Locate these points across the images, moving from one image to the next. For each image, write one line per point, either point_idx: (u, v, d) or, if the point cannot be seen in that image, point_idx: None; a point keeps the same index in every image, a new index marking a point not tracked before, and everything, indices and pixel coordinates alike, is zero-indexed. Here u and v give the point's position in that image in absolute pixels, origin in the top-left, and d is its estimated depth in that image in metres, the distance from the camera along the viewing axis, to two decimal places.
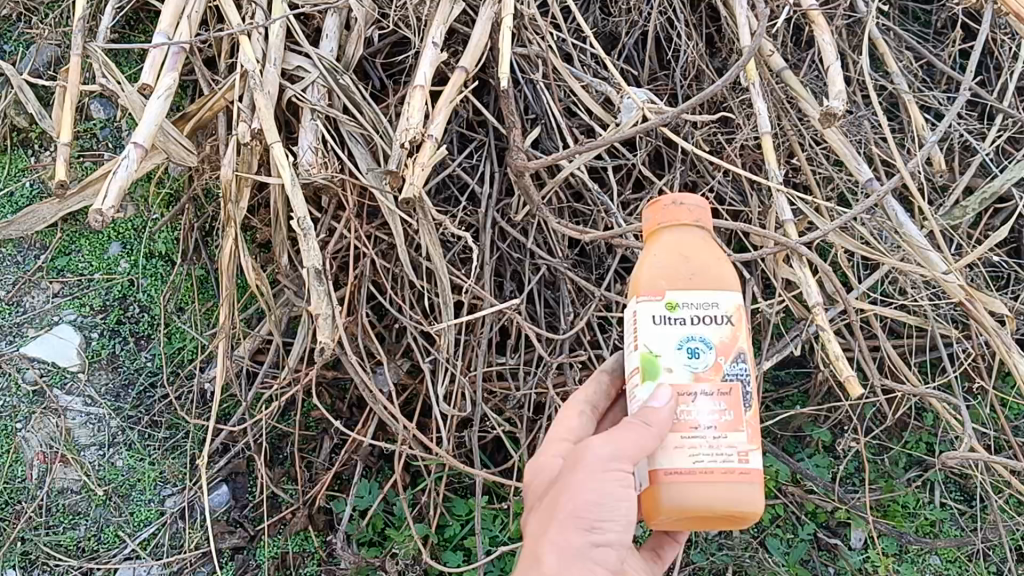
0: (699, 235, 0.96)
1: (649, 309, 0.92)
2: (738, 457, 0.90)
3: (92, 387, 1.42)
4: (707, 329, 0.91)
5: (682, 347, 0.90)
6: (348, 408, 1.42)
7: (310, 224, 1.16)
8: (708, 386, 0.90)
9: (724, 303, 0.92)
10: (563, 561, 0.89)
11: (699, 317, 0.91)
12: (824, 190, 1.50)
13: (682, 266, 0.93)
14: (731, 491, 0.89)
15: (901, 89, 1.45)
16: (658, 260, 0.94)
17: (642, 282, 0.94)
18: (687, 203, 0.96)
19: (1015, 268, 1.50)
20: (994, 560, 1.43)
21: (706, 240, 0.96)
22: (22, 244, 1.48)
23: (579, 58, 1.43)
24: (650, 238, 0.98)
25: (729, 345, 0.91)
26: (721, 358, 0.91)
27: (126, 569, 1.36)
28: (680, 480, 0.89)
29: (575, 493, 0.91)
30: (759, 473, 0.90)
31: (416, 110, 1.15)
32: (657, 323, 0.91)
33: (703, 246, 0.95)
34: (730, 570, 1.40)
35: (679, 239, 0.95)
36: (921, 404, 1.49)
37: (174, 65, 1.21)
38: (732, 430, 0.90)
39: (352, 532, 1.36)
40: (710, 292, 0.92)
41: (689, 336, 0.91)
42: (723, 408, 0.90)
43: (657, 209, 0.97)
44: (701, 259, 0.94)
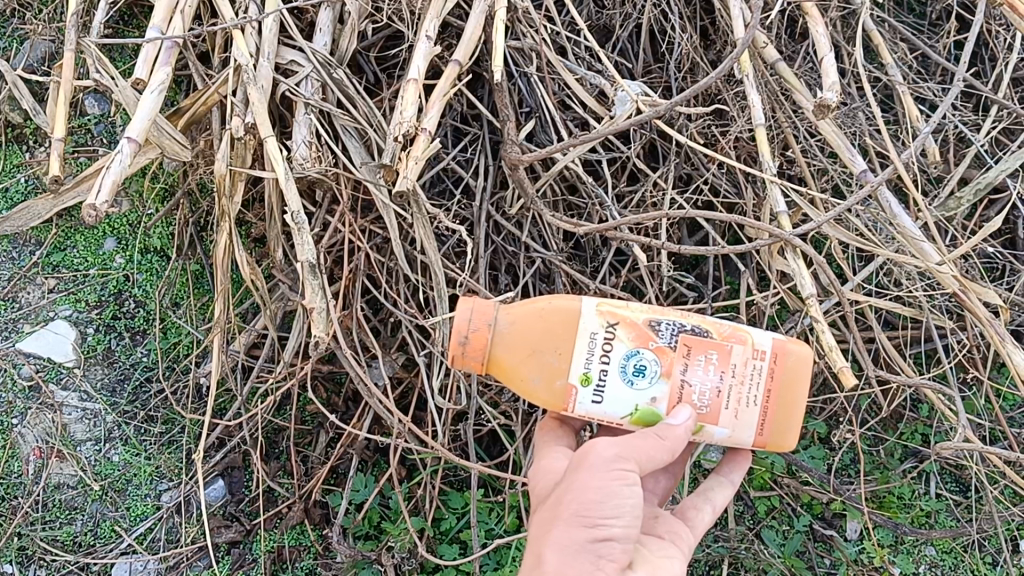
0: (503, 327, 0.97)
1: (585, 402, 0.96)
2: (757, 360, 0.96)
3: (88, 382, 1.42)
4: (618, 352, 0.95)
5: (634, 381, 0.95)
6: (344, 402, 1.42)
7: (304, 219, 1.16)
8: (681, 364, 0.96)
9: (592, 327, 0.96)
10: (563, 559, 0.88)
11: (602, 359, 0.95)
12: (818, 181, 1.50)
13: (545, 355, 0.96)
14: (786, 378, 0.97)
15: (896, 80, 1.45)
16: (532, 378, 0.97)
17: (551, 400, 0.96)
18: (468, 332, 0.96)
19: (1009, 258, 1.50)
20: (988, 550, 1.44)
21: (510, 315, 0.97)
22: (16, 240, 1.46)
23: (573, 50, 1.42)
24: (491, 371, 0.98)
25: (643, 335, 0.96)
26: (653, 345, 0.96)
27: (123, 563, 1.36)
28: (769, 423, 0.97)
29: (578, 491, 0.90)
30: (774, 342, 0.97)
31: (410, 104, 1.15)
32: (602, 398, 0.95)
33: (519, 326, 0.97)
34: (725, 561, 1.41)
35: (511, 346, 0.97)
36: (916, 396, 1.49)
37: (167, 60, 1.19)
38: (728, 358, 0.96)
39: (348, 526, 1.36)
40: (581, 340, 0.95)
41: (623, 370, 0.95)
42: (704, 358, 0.96)
43: (463, 361, 0.97)
44: (540, 330, 0.97)
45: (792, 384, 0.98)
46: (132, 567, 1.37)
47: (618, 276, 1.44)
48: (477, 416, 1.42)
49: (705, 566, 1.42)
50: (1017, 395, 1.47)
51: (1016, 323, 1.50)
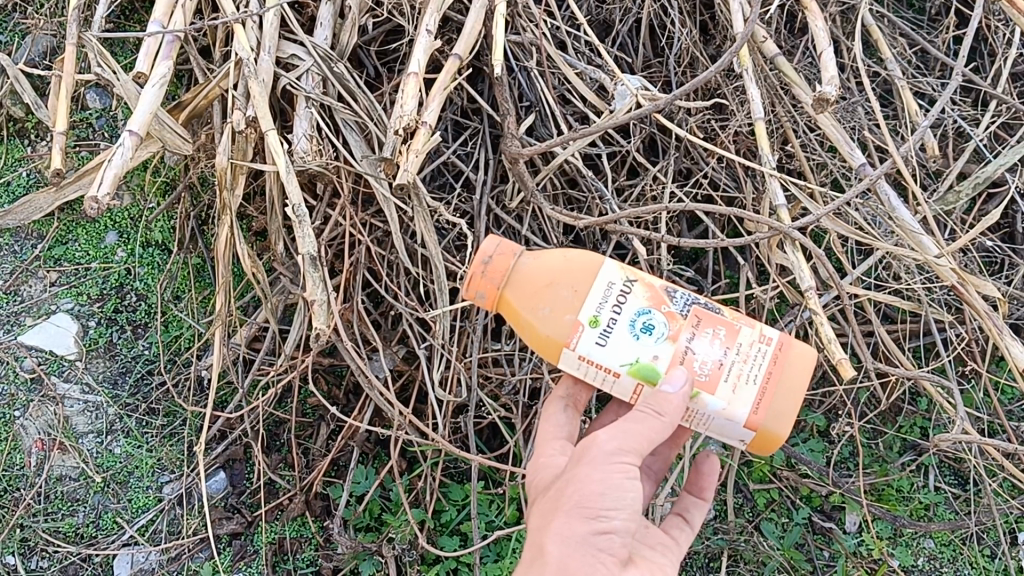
0: (527, 264, 0.99)
1: (587, 342, 0.93)
2: (763, 344, 0.95)
3: (90, 375, 1.43)
4: (632, 303, 0.94)
5: (641, 335, 0.93)
6: (345, 394, 1.43)
7: (305, 211, 1.16)
8: (688, 331, 0.94)
9: (613, 277, 0.95)
10: (567, 550, 0.90)
11: (615, 305, 0.94)
12: (818, 176, 1.50)
13: (559, 292, 0.96)
14: (789, 369, 0.95)
15: (895, 75, 1.46)
16: (542, 309, 0.96)
17: (554, 336, 0.95)
18: (493, 254, 0.98)
19: (1008, 252, 1.51)
20: (986, 543, 1.44)
21: (536, 258, 1.00)
22: (19, 233, 1.47)
23: (573, 45, 1.43)
24: (502, 305, 1.00)
25: (658, 296, 0.95)
26: (665, 308, 0.95)
27: (125, 554, 1.37)
28: (767, 404, 0.93)
29: (581, 484, 0.92)
30: (783, 334, 0.96)
31: (410, 97, 1.15)
32: (606, 342, 0.93)
33: (543, 265, 0.99)
34: (725, 554, 1.41)
35: (527, 281, 0.98)
36: (915, 389, 1.49)
37: (168, 54, 1.20)
38: (735, 335, 0.95)
39: (349, 518, 1.37)
40: (598, 284, 0.95)
41: (632, 321, 0.93)
42: (711, 332, 0.95)
43: (478, 282, 0.98)
44: (561, 272, 0.98)
45: (794, 380, 0.95)
46: (134, 559, 1.37)
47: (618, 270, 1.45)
48: (477, 409, 1.42)
49: (705, 558, 1.42)
50: (1015, 388, 1.48)
51: (1014, 317, 1.51)
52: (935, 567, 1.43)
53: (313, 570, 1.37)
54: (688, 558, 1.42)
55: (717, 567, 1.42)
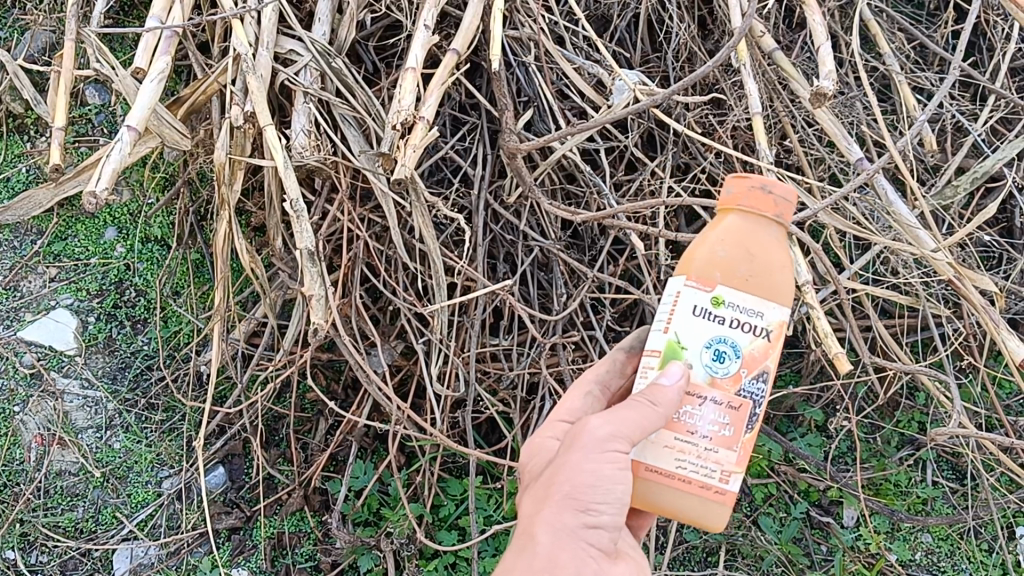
0: (769, 231, 0.93)
1: (694, 297, 0.90)
2: (718, 472, 0.91)
3: (89, 370, 1.43)
4: (742, 338, 0.90)
5: (711, 349, 0.90)
6: (343, 389, 1.43)
7: (303, 206, 1.16)
8: (721, 395, 0.91)
9: (767, 317, 0.90)
10: (555, 541, 0.90)
11: (738, 322, 0.90)
12: (816, 170, 1.50)
13: (741, 263, 0.90)
14: (696, 499, 0.91)
15: (894, 70, 1.45)
16: (719, 247, 0.91)
17: (698, 261, 0.92)
18: (777, 193, 0.92)
19: (1005, 247, 1.51)
20: (984, 537, 1.44)
21: (779, 239, 0.93)
22: (19, 229, 1.47)
23: (571, 40, 1.43)
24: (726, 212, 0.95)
25: (758, 361, 0.90)
26: (744, 372, 0.90)
27: (124, 549, 1.37)
28: (656, 479, 0.91)
29: (572, 473, 0.90)
30: (733, 495, 0.92)
31: (408, 93, 1.15)
32: (698, 316, 0.90)
33: (773, 248, 0.92)
34: (722, 548, 1.42)
35: (753, 232, 0.92)
36: (913, 383, 1.50)
37: (167, 49, 1.20)
38: (725, 444, 0.91)
39: (347, 512, 1.37)
40: (762, 304, 0.90)
41: (721, 339, 0.90)
42: (726, 420, 0.91)
43: (740, 186, 0.93)
44: (763, 263, 0.91)
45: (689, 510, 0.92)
46: (134, 553, 1.38)
47: (616, 265, 1.45)
48: (476, 404, 1.43)
49: (702, 553, 1.43)
50: (1013, 383, 1.48)
51: (1012, 312, 1.51)
52: (932, 561, 1.43)
53: (312, 565, 1.38)
54: (685, 552, 1.42)
55: (716, 561, 1.42)
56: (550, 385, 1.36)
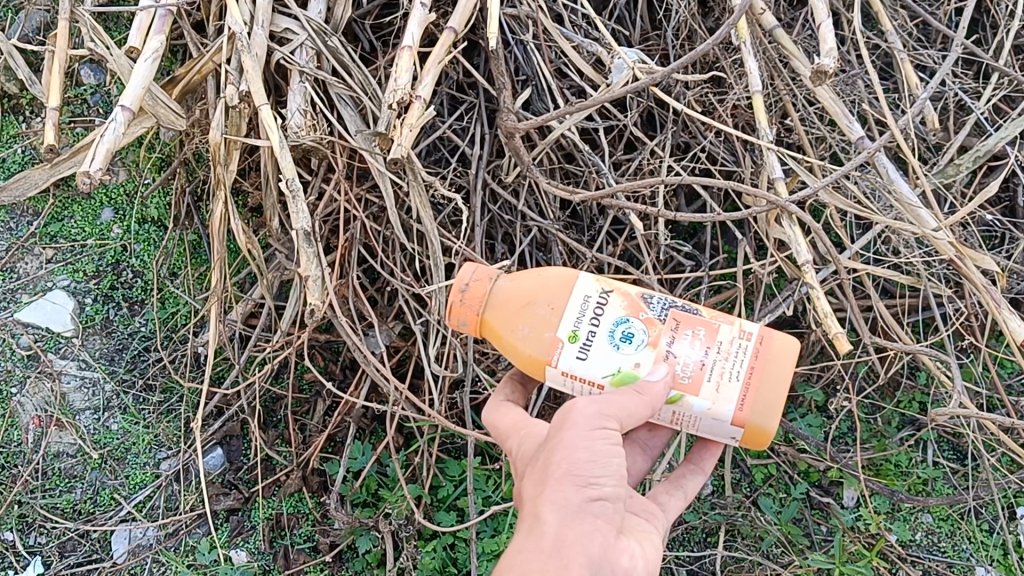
0: (503, 287, 0.99)
1: (568, 357, 0.94)
2: (742, 338, 0.95)
3: (87, 351, 1.43)
4: (610, 314, 0.95)
5: (622, 345, 0.94)
6: (341, 369, 1.42)
7: (298, 185, 1.14)
8: (667, 336, 0.95)
9: (588, 289, 0.96)
10: (562, 520, 0.86)
11: (592, 318, 0.95)
12: (817, 149, 1.49)
13: (536, 311, 0.96)
14: (771, 363, 0.95)
15: (896, 47, 1.44)
16: (519, 331, 0.96)
17: (533, 356, 0.95)
18: (468, 282, 0.99)
19: (1008, 226, 1.50)
20: (985, 517, 1.44)
21: (510, 277, 1.00)
22: (14, 211, 1.46)
23: (570, 17, 1.41)
24: (485, 329, 0.99)
25: (634, 302, 0.96)
26: (643, 315, 0.95)
27: (122, 530, 1.37)
28: (753, 402, 0.94)
29: (567, 452, 0.88)
30: (761, 325, 0.97)
31: (404, 71, 1.13)
32: (586, 356, 0.93)
33: (519, 283, 0.99)
34: (722, 528, 1.41)
35: (504, 300, 0.98)
36: (914, 363, 1.49)
37: (161, 28, 1.20)
38: (714, 335, 0.95)
39: (345, 493, 1.37)
40: (574, 297, 0.96)
41: (613, 333, 0.94)
42: (691, 333, 0.95)
43: (458, 310, 0.98)
44: (535, 290, 0.98)
45: (780, 367, 0.95)
46: (132, 534, 1.37)
47: (614, 244, 1.45)
48: (474, 384, 1.42)
49: (702, 534, 1.43)
50: (1016, 362, 1.48)
51: (1013, 291, 1.50)
52: (933, 541, 1.43)
53: (310, 546, 1.38)
54: (685, 533, 1.42)
55: (715, 541, 1.42)
56: None
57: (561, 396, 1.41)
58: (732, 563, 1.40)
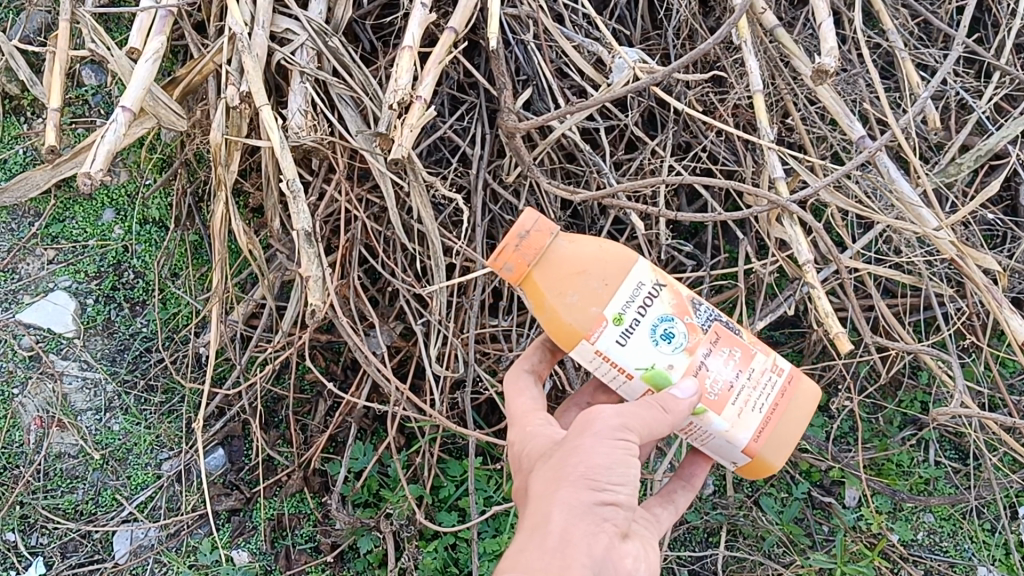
0: (560, 247, 0.97)
1: (608, 339, 0.93)
2: (773, 373, 0.97)
3: (88, 352, 1.43)
4: (659, 308, 0.94)
5: (660, 342, 0.94)
6: (342, 370, 1.42)
7: (299, 186, 1.14)
8: (705, 347, 0.95)
9: (644, 278, 0.95)
10: (570, 519, 0.85)
11: (640, 306, 0.94)
12: (818, 148, 1.49)
13: (589, 283, 0.95)
14: (791, 402, 0.98)
15: (897, 46, 1.43)
16: (566, 297, 0.95)
17: (572, 325, 0.94)
18: (530, 230, 0.95)
19: (1009, 225, 1.50)
20: (986, 517, 1.44)
21: (569, 239, 0.97)
22: (16, 211, 1.46)
23: (570, 17, 1.41)
24: (528, 283, 0.97)
25: (683, 305, 0.95)
26: (688, 319, 0.95)
27: (124, 531, 1.37)
28: (767, 436, 0.96)
29: (585, 456, 0.88)
30: (793, 365, 0.99)
31: (404, 71, 1.13)
32: (626, 343, 0.93)
33: (577, 250, 0.97)
34: (724, 528, 1.41)
35: (557, 262, 0.96)
36: (915, 363, 1.49)
37: (162, 29, 1.20)
38: (748, 360, 0.96)
39: (346, 494, 1.37)
40: (629, 280, 0.94)
41: (657, 327, 0.93)
42: (727, 352, 0.96)
43: (509, 255, 0.95)
44: (592, 262, 0.96)
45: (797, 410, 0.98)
46: (134, 535, 1.38)
47: (615, 244, 1.45)
48: (475, 385, 1.42)
49: (703, 534, 1.43)
50: (1018, 362, 1.47)
51: (1015, 291, 1.49)
52: (935, 541, 1.43)
53: (311, 546, 1.38)
54: (687, 533, 1.42)
55: (717, 541, 1.42)
56: None
57: (562, 396, 1.41)
58: (734, 563, 1.40)
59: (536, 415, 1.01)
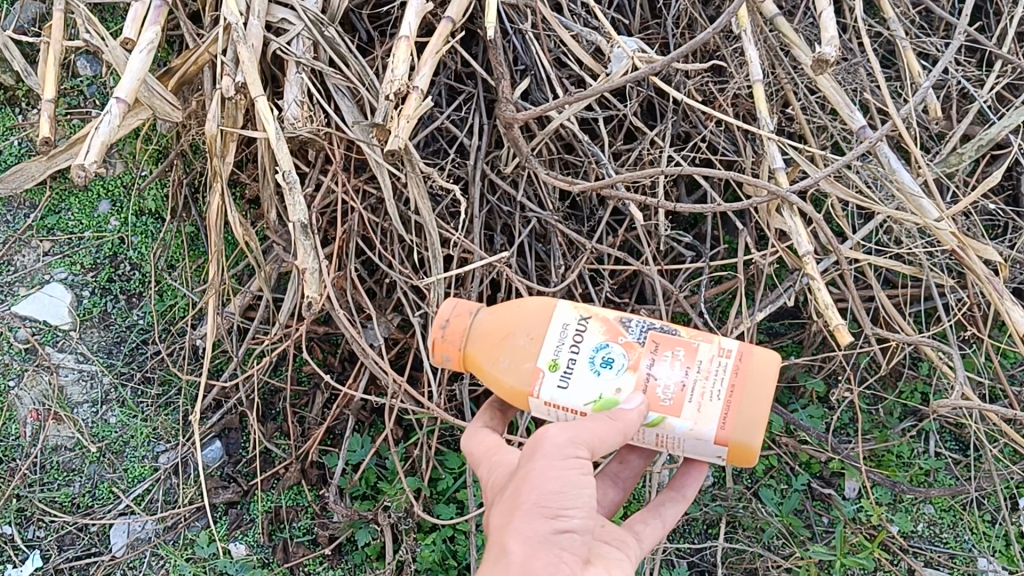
0: (484, 319, 0.99)
1: (549, 387, 0.94)
2: (722, 357, 0.94)
3: (84, 345, 1.42)
4: (591, 342, 0.95)
5: (601, 371, 0.94)
6: (340, 362, 1.42)
7: (295, 178, 1.13)
8: (647, 360, 0.94)
9: (568, 317, 0.96)
10: (528, 550, 0.84)
11: (571, 346, 0.95)
12: (818, 139, 1.48)
13: (517, 342, 0.96)
14: (754, 379, 0.93)
15: (899, 35, 1.42)
16: (500, 362, 0.96)
17: (515, 387, 0.95)
18: (449, 318, 0.99)
19: (1011, 215, 1.49)
20: (987, 508, 1.43)
21: (493, 310, 1.00)
22: (11, 203, 1.46)
23: (569, 6, 1.40)
24: (470, 363, 0.99)
25: (613, 329, 0.95)
26: (623, 340, 0.95)
27: (121, 523, 1.37)
28: (734, 419, 0.92)
29: (537, 480, 0.86)
30: (743, 343, 0.95)
31: (401, 62, 1.11)
32: (567, 385, 0.93)
33: (501, 315, 0.99)
34: (724, 520, 1.41)
35: (486, 335, 0.98)
36: (916, 353, 1.48)
37: (156, 18, 1.16)
38: (694, 354, 0.94)
39: (344, 486, 1.36)
40: (553, 325, 0.96)
41: (592, 360, 0.94)
42: (671, 354, 0.94)
43: (441, 346, 0.99)
44: (518, 321, 0.98)
45: (762, 384, 0.93)
46: (131, 527, 1.38)
47: (615, 235, 1.44)
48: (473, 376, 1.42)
49: (703, 525, 1.42)
50: (1018, 353, 1.47)
51: (1016, 282, 1.49)
52: (935, 533, 1.43)
53: (309, 539, 1.38)
54: (686, 525, 1.42)
55: (717, 533, 1.42)
56: None
57: None
58: (733, 554, 1.41)
59: (504, 449, 1.00)
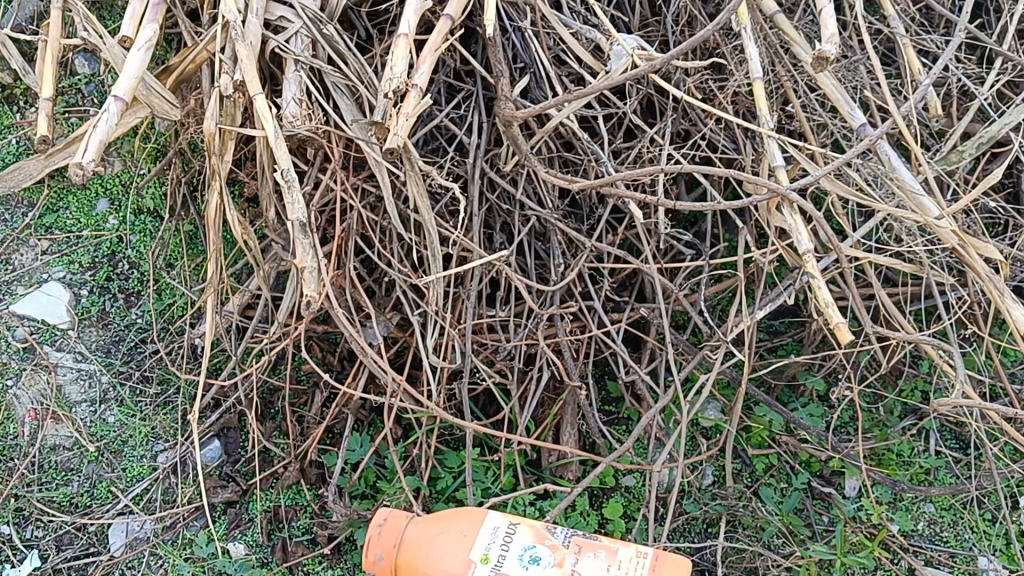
0: (413, 530, 1.13)
1: (480, 574, 1.06)
2: (638, 557, 1.09)
3: (82, 343, 1.42)
4: (519, 543, 1.09)
5: (528, 565, 1.07)
6: (339, 361, 1.42)
7: (294, 176, 1.13)
8: (566, 561, 1.08)
9: (498, 522, 1.11)
10: None
11: (501, 545, 1.09)
12: (818, 137, 1.47)
13: (450, 539, 1.10)
14: None
15: (899, 32, 1.41)
16: (435, 553, 1.09)
17: (445, 571, 1.07)
18: (384, 519, 1.13)
19: (1011, 213, 1.49)
20: (987, 507, 1.43)
21: (426, 518, 1.14)
22: (9, 202, 1.45)
23: (568, 4, 1.39)
24: (399, 569, 1.11)
25: (540, 533, 1.10)
26: (547, 542, 1.10)
27: (120, 523, 1.36)
28: None
29: None
30: None
31: (400, 60, 1.11)
32: (498, 571, 1.06)
33: (427, 529, 1.12)
34: (723, 519, 1.40)
35: (419, 540, 1.11)
36: (916, 352, 1.47)
37: (154, 16, 1.16)
38: (615, 556, 1.09)
39: (343, 485, 1.36)
40: (482, 530, 1.10)
41: (522, 554, 1.08)
42: None
43: (376, 544, 1.12)
44: (448, 528, 1.11)
45: None
46: (129, 527, 1.36)
47: (614, 233, 1.43)
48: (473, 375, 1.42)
49: (704, 524, 1.41)
50: (1019, 351, 1.47)
51: (1017, 280, 1.49)
52: (935, 531, 1.42)
53: (308, 539, 1.37)
54: (687, 524, 1.42)
55: (716, 532, 1.40)
56: (546, 356, 1.34)
57: (561, 386, 1.41)
58: (733, 553, 1.39)
59: None
